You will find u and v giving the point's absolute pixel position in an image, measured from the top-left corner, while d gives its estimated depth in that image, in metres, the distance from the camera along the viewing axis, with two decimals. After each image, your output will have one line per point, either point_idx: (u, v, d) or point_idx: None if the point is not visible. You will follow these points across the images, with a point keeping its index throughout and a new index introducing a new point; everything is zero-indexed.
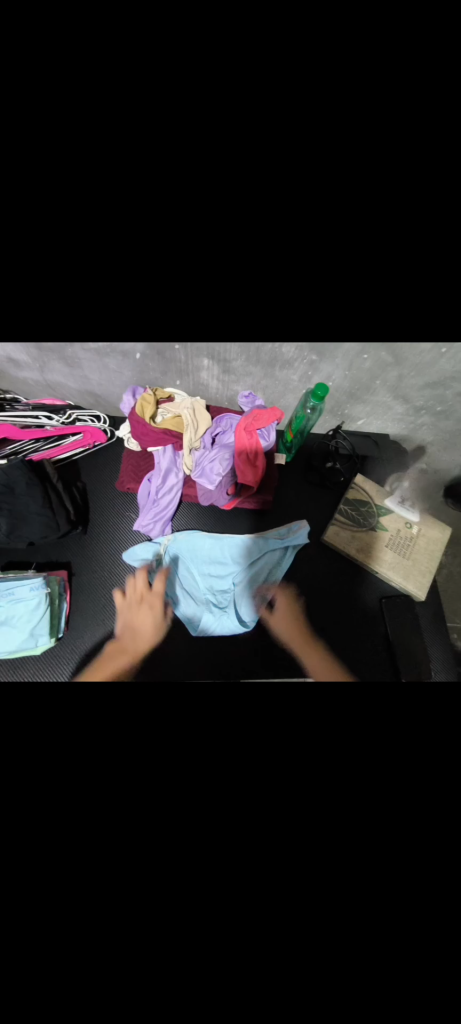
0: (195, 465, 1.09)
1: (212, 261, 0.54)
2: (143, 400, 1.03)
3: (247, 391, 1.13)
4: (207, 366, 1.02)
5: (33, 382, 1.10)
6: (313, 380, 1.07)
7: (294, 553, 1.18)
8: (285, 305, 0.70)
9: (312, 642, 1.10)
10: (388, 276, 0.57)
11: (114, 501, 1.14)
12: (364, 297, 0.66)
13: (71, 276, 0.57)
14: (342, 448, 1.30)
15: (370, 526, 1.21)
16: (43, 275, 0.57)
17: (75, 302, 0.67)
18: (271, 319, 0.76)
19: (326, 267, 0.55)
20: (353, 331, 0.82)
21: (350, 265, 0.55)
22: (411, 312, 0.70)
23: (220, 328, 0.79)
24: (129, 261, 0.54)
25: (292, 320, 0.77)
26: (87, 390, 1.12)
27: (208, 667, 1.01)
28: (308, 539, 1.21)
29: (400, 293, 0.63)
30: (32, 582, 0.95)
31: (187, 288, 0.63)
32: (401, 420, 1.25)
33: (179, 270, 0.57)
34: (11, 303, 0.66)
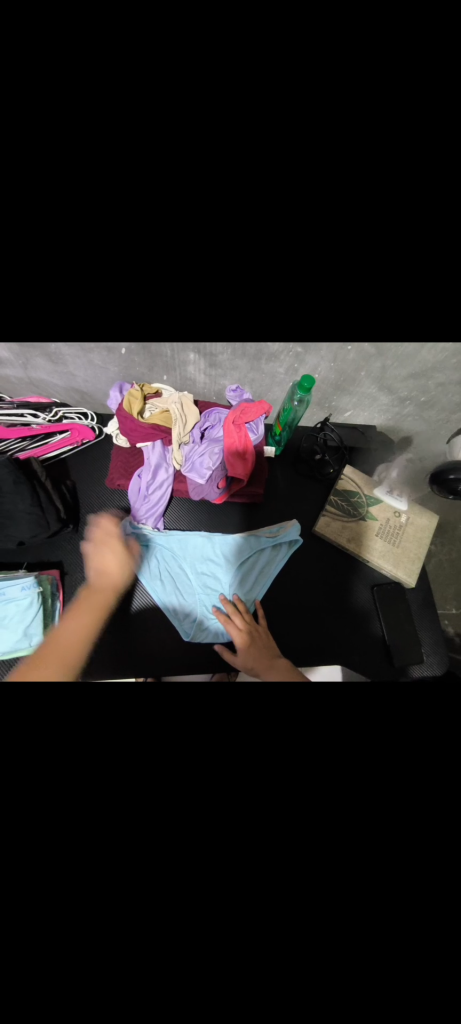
0: (185, 459, 1.09)
1: (195, 260, 0.55)
2: (131, 396, 1.03)
3: (235, 386, 1.14)
4: (193, 361, 1.02)
5: (17, 380, 1.08)
6: (299, 372, 1.08)
7: (287, 552, 1.19)
8: (270, 306, 0.70)
9: (304, 637, 1.13)
10: (371, 274, 0.58)
11: (105, 499, 1.14)
12: (348, 298, 0.66)
13: (56, 277, 0.57)
14: (330, 439, 1.32)
15: (359, 515, 1.24)
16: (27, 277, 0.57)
17: (60, 303, 0.66)
18: (258, 319, 0.77)
19: (307, 266, 0.55)
20: (338, 329, 0.83)
21: (331, 264, 0.55)
22: (394, 311, 0.71)
23: (206, 326, 0.79)
24: (112, 260, 0.54)
25: (278, 320, 0.77)
26: (72, 387, 1.11)
27: (204, 655, 1.04)
28: (300, 538, 1.23)
29: (382, 292, 0.64)
30: (23, 581, 0.94)
31: (172, 288, 0.63)
32: (387, 410, 1.27)
33: (162, 269, 0.57)
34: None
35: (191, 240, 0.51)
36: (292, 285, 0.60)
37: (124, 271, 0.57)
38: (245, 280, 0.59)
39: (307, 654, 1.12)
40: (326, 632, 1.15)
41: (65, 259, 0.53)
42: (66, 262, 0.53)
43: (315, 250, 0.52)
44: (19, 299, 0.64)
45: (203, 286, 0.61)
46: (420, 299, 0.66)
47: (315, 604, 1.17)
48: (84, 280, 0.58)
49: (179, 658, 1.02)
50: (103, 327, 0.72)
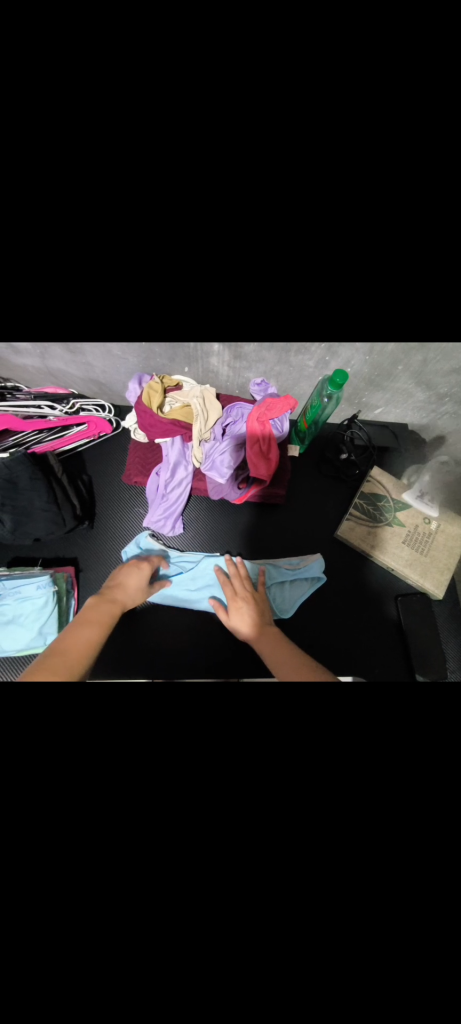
0: (205, 457, 1.04)
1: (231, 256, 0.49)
2: (150, 389, 0.98)
3: (259, 379, 1.07)
4: (217, 353, 0.95)
5: (34, 370, 1.05)
6: (330, 365, 1.00)
7: (311, 587, 1.12)
8: (309, 305, 0.63)
9: (323, 643, 1.10)
10: (429, 272, 0.51)
11: (121, 496, 1.11)
12: (399, 296, 0.58)
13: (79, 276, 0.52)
14: (358, 438, 1.24)
15: (386, 522, 1.16)
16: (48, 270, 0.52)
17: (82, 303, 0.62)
18: (292, 320, 0.70)
19: (358, 262, 0.49)
20: (380, 328, 0.75)
21: (385, 258, 0.48)
22: (448, 312, 0.64)
23: (236, 318, 0.73)
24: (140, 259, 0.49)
25: (315, 319, 0.70)
26: (90, 378, 1.07)
27: (214, 666, 1.03)
28: (324, 573, 1.15)
29: (439, 291, 0.56)
30: (38, 581, 0.92)
31: (204, 288, 0.57)
32: (422, 408, 1.18)
33: (191, 268, 0.51)
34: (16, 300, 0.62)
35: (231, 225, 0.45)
36: (337, 278, 0.54)
37: (153, 257, 0.51)
38: (286, 268, 0.52)
39: (324, 664, 1.08)
40: (344, 642, 1.11)
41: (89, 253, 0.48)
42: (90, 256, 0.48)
43: (368, 241, 0.46)
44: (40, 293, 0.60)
45: (239, 278, 0.54)
46: None
47: (332, 611, 1.13)
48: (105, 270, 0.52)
49: (187, 662, 1.03)
50: (127, 317, 0.67)
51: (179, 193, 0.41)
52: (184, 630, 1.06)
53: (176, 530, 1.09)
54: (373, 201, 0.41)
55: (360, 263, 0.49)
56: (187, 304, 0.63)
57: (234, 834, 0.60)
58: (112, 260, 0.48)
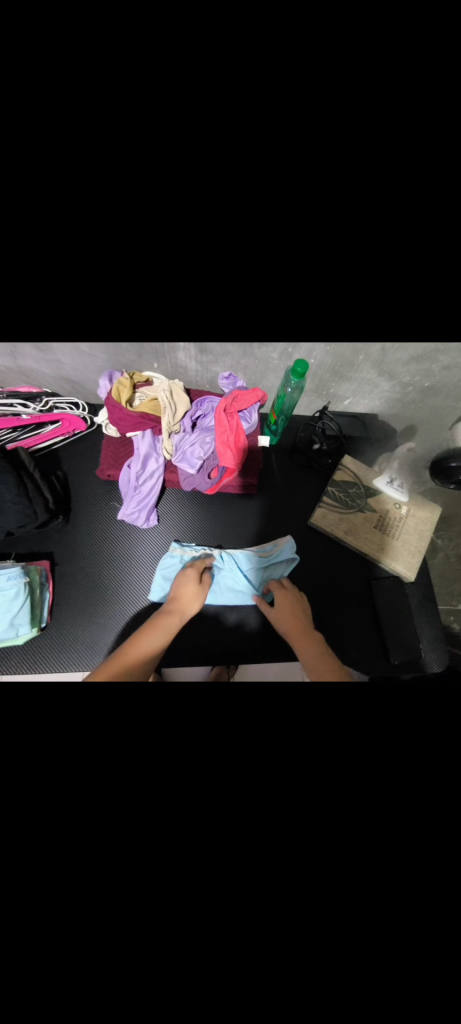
0: (175, 449, 1.06)
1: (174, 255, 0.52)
2: (119, 384, 1.01)
3: (227, 373, 1.10)
4: (183, 347, 0.99)
5: (6, 369, 1.07)
6: (294, 357, 1.04)
7: (284, 571, 1.14)
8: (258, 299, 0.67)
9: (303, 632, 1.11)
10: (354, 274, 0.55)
11: (96, 490, 1.13)
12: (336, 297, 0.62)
13: (30, 276, 0.55)
14: (329, 429, 1.28)
15: (358, 508, 1.19)
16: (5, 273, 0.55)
17: (41, 304, 0.65)
18: (245, 318, 0.74)
19: (286, 264, 0.53)
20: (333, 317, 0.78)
21: (309, 263, 0.52)
22: (389, 309, 0.68)
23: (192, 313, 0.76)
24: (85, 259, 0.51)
25: (269, 317, 0.73)
26: (63, 376, 1.09)
27: (197, 655, 1.06)
28: (297, 557, 1.17)
29: (374, 292, 0.60)
30: (10, 573, 0.93)
31: (155, 285, 0.60)
32: (388, 398, 1.22)
33: (138, 267, 0.54)
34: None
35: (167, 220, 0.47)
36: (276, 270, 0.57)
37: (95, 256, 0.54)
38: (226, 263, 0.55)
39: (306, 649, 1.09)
40: (325, 627, 1.12)
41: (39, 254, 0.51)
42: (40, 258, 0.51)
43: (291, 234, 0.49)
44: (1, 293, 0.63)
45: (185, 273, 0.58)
46: (418, 297, 0.62)
47: (309, 596, 1.15)
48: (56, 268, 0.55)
49: (172, 653, 1.05)
50: (88, 317, 0.70)
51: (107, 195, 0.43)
52: (193, 633, 1.08)
53: (150, 521, 1.10)
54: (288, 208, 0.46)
55: (289, 261, 0.53)
56: (142, 300, 0.66)
57: (203, 816, 0.62)
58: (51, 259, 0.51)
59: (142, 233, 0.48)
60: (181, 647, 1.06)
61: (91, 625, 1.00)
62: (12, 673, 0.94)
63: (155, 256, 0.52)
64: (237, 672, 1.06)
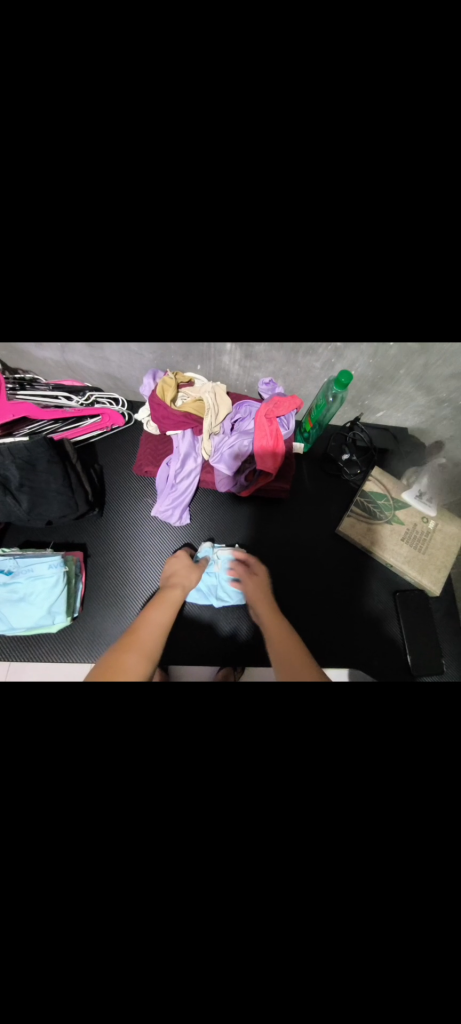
0: (214, 450, 1.07)
1: (255, 261, 0.54)
2: (164, 385, 1.02)
3: (268, 379, 1.12)
4: (229, 352, 1.01)
5: (53, 362, 1.09)
6: (335, 366, 1.06)
7: (307, 578, 1.17)
8: (320, 312, 0.69)
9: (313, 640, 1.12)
10: None
11: (131, 486, 1.14)
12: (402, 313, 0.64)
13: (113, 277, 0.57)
14: (360, 439, 1.29)
15: (386, 519, 1.20)
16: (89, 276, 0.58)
17: (113, 305, 0.68)
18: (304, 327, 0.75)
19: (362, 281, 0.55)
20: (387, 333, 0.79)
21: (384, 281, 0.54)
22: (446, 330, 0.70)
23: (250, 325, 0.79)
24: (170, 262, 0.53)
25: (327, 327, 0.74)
26: (106, 372, 1.12)
27: (206, 653, 1.08)
28: (321, 564, 1.19)
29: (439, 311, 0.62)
30: (51, 560, 0.94)
31: (227, 291, 0.62)
32: (422, 412, 1.23)
33: (216, 270, 0.56)
34: (53, 305, 0.68)
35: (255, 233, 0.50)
36: (346, 287, 0.59)
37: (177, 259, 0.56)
38: (311, 259, 0.56)
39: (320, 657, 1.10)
40: (346, 635, 1.13)
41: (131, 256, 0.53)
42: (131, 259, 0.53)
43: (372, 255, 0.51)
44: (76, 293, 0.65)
45: (256, 283, 0.59)
46: None
47: (332, 602, 1.15)
48: (138, 271, 0.57)
49: (181, 649, 1.08)
50: (152, 318, 0.72)
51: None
52: (194, 632, 1.10)
53: (183, 520, 1.12)
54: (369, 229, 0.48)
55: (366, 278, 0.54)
56: (208, 305, 0.68)
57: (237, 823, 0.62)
58: (154, 253, 0.52)
59: (228, 248, 0.51)
60: (189, 647, 1.08)
61: (120, 619, 1.01)
62: (42, 661, 0.95)
63: (255, 252, 0.53)
64: (243, 673, 1.07)
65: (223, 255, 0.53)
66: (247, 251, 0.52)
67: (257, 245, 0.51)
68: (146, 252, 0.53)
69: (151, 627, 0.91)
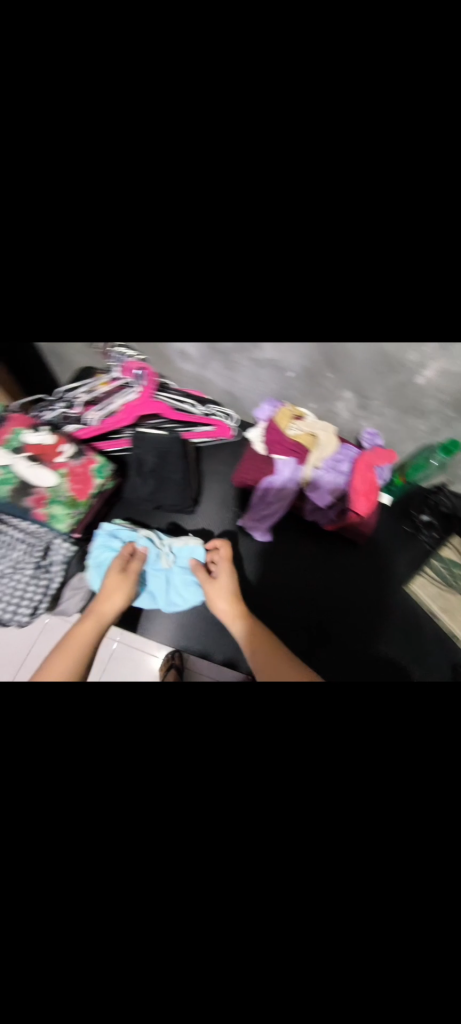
0: (311, 483, 1.15)
1: (435, 301, 0.58)
2: (282, 416, 1.14)
3: (370, 429, 1.19)
4: (347, 399, 1.10)
5: (187, 374, 1.23)
6: (442, 433, 1.11)
7: (365, 625, 1.18)
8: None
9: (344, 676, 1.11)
10: None
11: (222, 496, 1.26)
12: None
13: (309, 297, 0.62)
14: (442, 505, 1.29)
15: (457, 590, 1.19)
16: (286, 296, 0.64)
17: (287, 323, 0.74)
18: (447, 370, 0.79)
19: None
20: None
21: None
22: None
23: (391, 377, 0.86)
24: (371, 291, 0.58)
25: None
26: (228, 391, 1.25)
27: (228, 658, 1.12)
28: (381, 616, 1.19)
29: None
30: (157, 537, 1.10)
31: (397, 317, 0.65)
32: None
33: (401, 301, 0.60)
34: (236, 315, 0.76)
35: (450, 285, 0.55)
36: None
37: (372, 301, 0.62)
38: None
39: None
40: None
41: (337, 279, 0.57)
42: (334, 285, 0.59)
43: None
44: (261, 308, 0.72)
45: (427, 312, 0.61)
46: None
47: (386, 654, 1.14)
48: (334, 301, 0.63)
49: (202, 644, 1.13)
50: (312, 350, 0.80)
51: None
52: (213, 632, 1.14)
53: (264, 537, 1.20)
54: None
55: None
56: (375, 333, 0.71)
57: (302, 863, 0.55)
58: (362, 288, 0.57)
59: (424, 291, 0.56)
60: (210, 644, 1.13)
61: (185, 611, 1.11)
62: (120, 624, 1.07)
63: (442, 294, 0.57)
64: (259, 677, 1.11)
65: (417, 295, 0.58)
66: (436, 296, 0.57)
67: (448, 288, 0.55)
68: (350, 281, 0.58)
69: (75, 639, 0.92)
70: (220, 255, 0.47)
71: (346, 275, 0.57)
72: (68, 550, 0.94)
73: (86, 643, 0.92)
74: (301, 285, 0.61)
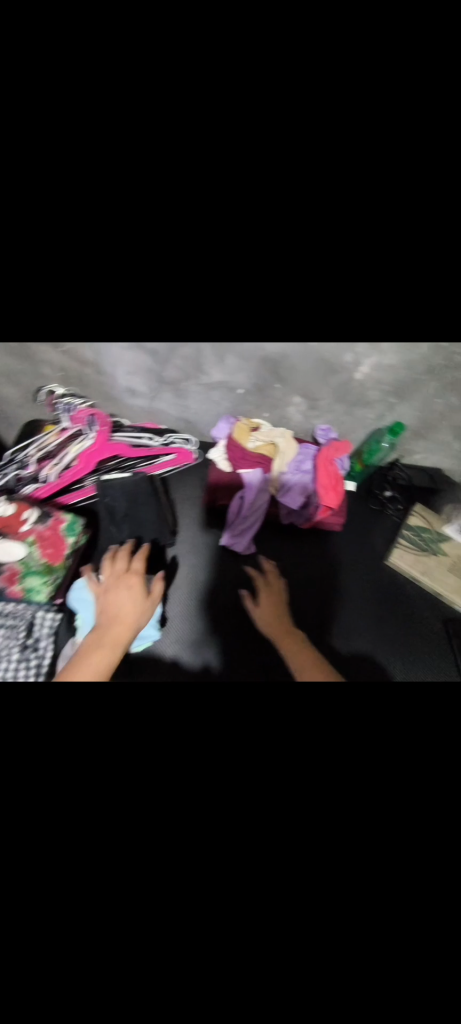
0: (280, 487, 1.20)
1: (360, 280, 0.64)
2: (240, 430, 1.18)
3: (324, 424, 1.26)
4: (296, 402, 1.17)
5: (139, 409, 1.26)
6: (386, 418, 1.22)
7: (364, 608, 1.22)
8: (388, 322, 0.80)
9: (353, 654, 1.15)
10: None
11: (198, 516, 1.24)
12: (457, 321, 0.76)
13: (239, 274, 0.64)
14: (400, 479, 1.40)
15: (431, 552, 1.30)
16: (218, 277, 0.65)
17: (222, 303, 0.75)
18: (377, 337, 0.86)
19: None
20: None
21: None
22: None
23: None
24: (298, 267, 0.62)
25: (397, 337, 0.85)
26: (182, 417, 1.28)
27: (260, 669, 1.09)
28: (374, 595, 1.25)
29: None
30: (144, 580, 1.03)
31: (327, 294, 0.71)
32: (455, 457, 1.37)
33: (326, 279, 0.66)
34: (171, 299, 0.74)
35: (365, 256, 0.60)
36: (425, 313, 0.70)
37: (300, 275, 0.65)
38: (399, 287, 0.68)
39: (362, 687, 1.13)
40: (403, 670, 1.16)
41: (259, 260, 0.61)
42: (258, 266, 0.62)
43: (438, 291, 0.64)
44: (201, 294, 0.73)
45: (355, 287, 0.68)
46: None
47: (382, 625, 1.20)
48: (269, 275, 0.66)
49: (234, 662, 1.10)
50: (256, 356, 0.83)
51: (374, 214, 0.52)
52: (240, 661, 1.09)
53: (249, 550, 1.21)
54: (441, 253, 0.59)
55: None
56: (316, 302, 0.74)
57: None
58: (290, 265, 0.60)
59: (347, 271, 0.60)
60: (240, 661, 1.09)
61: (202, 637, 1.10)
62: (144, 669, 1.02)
63: (363, 268, 0.63)
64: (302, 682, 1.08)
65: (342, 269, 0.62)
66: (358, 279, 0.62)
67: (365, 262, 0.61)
68: (272, 262, 0.61)
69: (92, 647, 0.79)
70: (149, 227, 0.54)
71: (267, 259, 0.60)
72: (52, 618, 0.86)
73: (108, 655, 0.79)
74: (228, 265, 0.62)
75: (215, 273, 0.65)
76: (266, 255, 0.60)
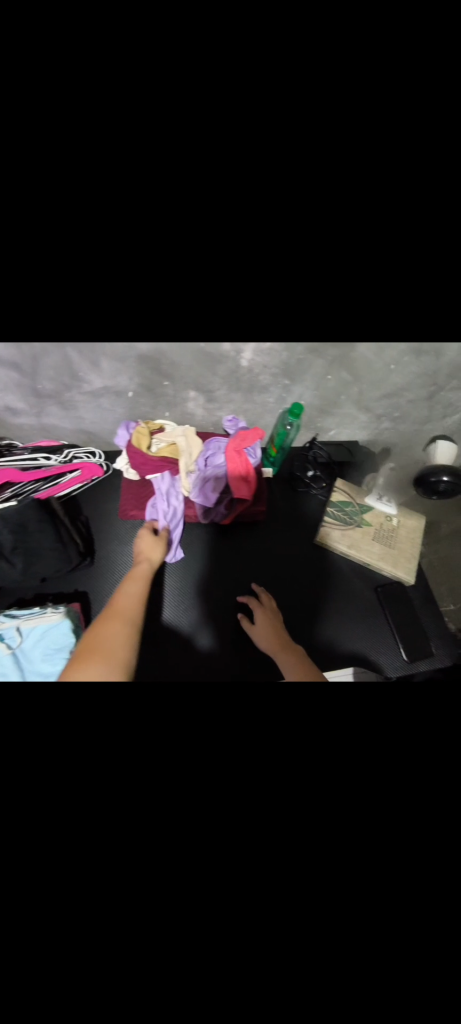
0: (192, 486, 1.18)
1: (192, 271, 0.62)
2: (139, 434, 1.14)
3: (230, 415, 1.23)
4: (193, 397, 1.13)
5: (30, 428, 1.16)
6: (288, 399, 1.21)
7: (297, 590, 1.24)
8: (252, 311, 0.79)
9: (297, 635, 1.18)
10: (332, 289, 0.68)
11: (117, 528, 1.19)
12: (326, 298, 0.73)
13: (65, 279, 0.59)
14: (320, 457, 1.41)
15: (356, 523, 1.34)
16: (38, 282, 0.60)
17: (65, 305, 0.70)
18: (243, 320, 0.84)
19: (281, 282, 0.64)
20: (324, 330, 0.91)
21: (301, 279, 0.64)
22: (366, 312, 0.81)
23: None
24: (123, 269, 0.57)
25: (267, 320, 0.84)
26: (80, 430, 1.20)
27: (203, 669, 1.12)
28: (307, 575, 1.27)
29: (348, 294, 0.71)
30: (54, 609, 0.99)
31: (173, 293, 0.67)
32: (366, 427, 1.39)
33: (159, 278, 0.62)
34: (8, 306, 0.67)
35: None
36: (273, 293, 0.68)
37: (126, 273, 0.61)
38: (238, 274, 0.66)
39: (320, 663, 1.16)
40: (341, 642, 1.19)
41: (77, 264, 0.56)
42: (75, 269, 0.57)
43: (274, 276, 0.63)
44: (33, 298, 0.66)
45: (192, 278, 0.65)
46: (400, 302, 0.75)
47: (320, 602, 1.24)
48: (94, 278, 0.61)
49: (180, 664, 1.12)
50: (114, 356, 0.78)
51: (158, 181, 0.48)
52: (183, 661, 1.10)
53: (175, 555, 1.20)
54: None
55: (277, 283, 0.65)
56: (161, 299, 0.70)
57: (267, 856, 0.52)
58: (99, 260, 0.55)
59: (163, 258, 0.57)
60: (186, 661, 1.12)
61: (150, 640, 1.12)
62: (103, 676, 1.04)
63: None
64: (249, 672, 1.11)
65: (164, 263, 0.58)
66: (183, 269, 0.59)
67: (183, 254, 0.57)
68: (90, 264, 0.56)
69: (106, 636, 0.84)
70: None
71: (81, 261, 0.55)
72: None
73: (132, 634, 0.88)
74: (38, 271, 0.58)
75: (26, 277, 0.59)
76: (77, 255, 0.55)
